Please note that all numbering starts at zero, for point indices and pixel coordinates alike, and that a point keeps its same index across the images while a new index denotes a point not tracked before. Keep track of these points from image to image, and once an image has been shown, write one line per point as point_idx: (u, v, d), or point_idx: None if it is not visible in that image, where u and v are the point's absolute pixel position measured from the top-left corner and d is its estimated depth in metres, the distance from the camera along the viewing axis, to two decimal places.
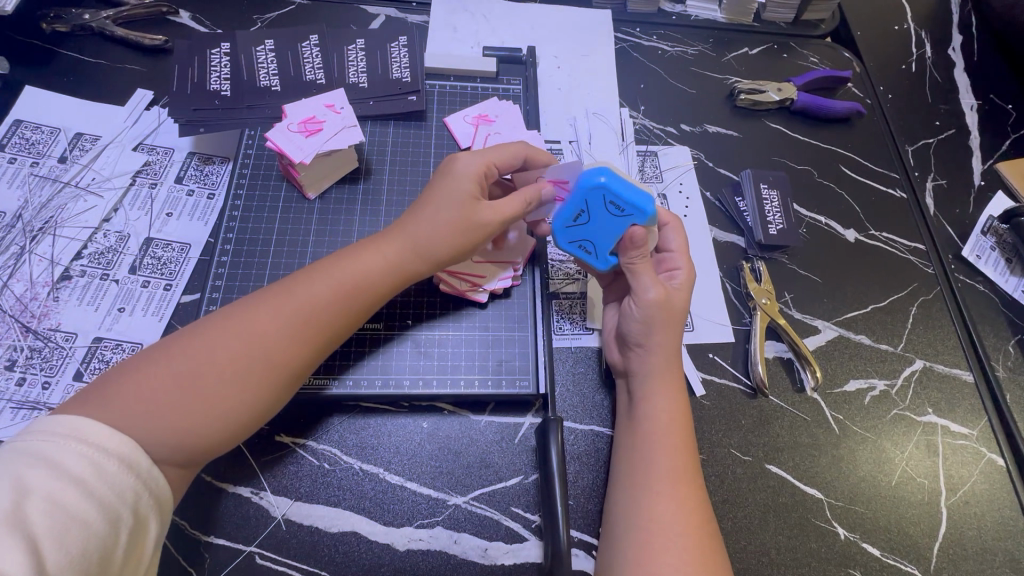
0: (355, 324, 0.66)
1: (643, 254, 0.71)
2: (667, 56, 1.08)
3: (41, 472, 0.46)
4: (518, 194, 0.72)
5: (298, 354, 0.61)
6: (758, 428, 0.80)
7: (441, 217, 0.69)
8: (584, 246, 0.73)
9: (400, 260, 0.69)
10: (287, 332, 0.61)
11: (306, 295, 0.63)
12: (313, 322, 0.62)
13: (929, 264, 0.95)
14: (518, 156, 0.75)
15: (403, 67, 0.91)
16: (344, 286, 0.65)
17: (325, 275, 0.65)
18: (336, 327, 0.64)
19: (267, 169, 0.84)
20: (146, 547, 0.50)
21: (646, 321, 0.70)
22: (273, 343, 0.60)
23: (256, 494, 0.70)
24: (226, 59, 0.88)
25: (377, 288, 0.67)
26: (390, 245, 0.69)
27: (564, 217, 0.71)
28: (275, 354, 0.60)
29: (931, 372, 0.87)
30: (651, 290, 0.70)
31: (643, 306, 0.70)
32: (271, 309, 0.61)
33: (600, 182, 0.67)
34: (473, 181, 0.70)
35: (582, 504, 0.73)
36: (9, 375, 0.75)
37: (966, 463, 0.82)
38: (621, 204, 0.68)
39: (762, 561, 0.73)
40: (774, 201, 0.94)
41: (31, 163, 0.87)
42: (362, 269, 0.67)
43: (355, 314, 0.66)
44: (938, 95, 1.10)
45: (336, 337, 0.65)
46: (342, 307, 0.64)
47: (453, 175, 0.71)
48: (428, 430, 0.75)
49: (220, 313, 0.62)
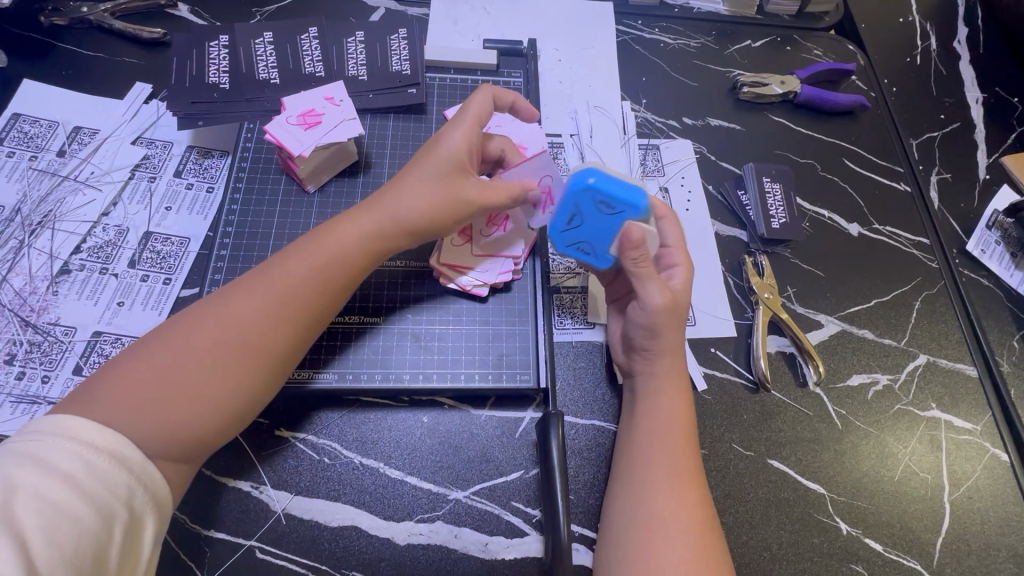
0: (338, 304, 0.66)
1: (645, 257, 0.68)
2: (669, 48, 1.07)
3: (32, 471, 0.46)
4: (508, 185, 0.72)
5: (279, 335, 0.61)
6: (760, 422, 0.80)
7: (428, 194, 0.69)
8: (582, 247, 0.72)
9: (380, 238, 0.68)
10: (264, 314, 0.60)
11: (282, 278, 0.63)
12: (291, 302, 0.62)
13: (933, 258, 0.94)
14: (488, 102, 0.75)
15: (403, 59, 0.91)
16: (328, 269, 0.65)
17: (302, 257, 0.65)
18: (318, 306, 0.64)
19: (267, 162, 0.84)
20: (142, 544, 0.50)
21: (653, 327, 0.69)
22: (252, 325, 0.60)
23: (256, 489, 0.70)
24: (224, 52, 0.88)
25: (356, 266, 0.67)
26: (367, 223, 0.68)
27: (557, 221, 0.71)
28: (256, 336, 0.59)
29: (935, 366, 0.86)
30: (655, 296, 0.69)
31: (649, 312, 0.69)
32: (246, 295, 0.61)
33: (588, 184, 0.66)
34: (456, 152, 0.70)
35: (583, 499, 0.73)
36: (9, 369, 0.74)
37: (970, 458, 0.81)
38: (613, 203, 0.67)
39: (764, 555, 0.73)
40: (776, 195, 0.93)
41: (30, 156, 0.87)
42: (339, 249, 0.66)
43: (336, 293, 0.65)
44: (942, 88, 1.09)
45: (320, 317, 0.64)
46: (327, 289, 0.64)
47: (439, 147, 0.71)
48: (428, 424, 0.75)
49: (197, 305, 0.61)
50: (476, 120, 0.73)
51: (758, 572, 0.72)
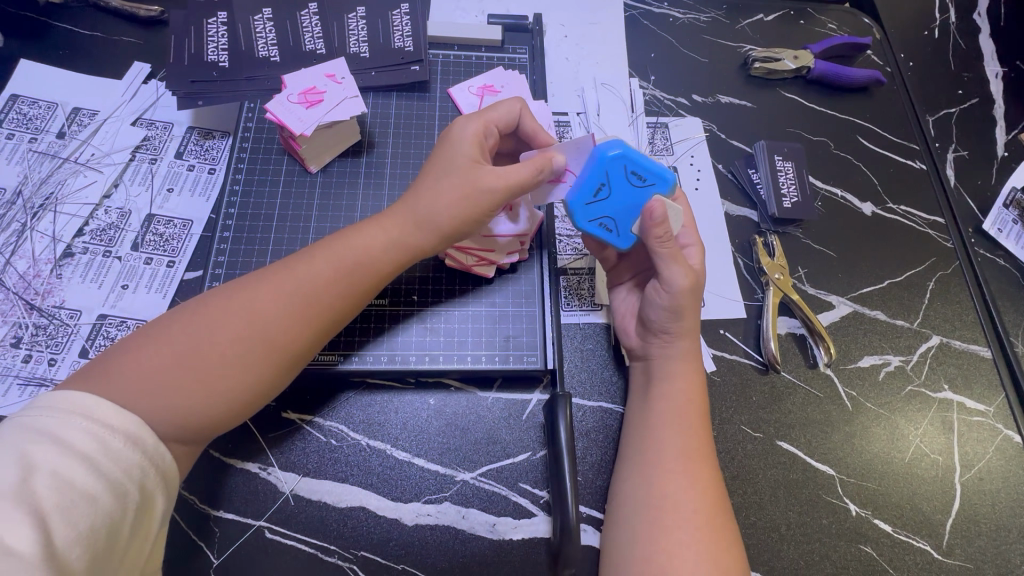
0: (358, 308, 0.65)
1: (670, 236, 0.67)
2: (679, 23, 1.04)
3: (48, 448, 0.46)
4: (528, 161, 0.67)
5: (300, 335, 0.60)
6: (769, 405, 0.79)
7: (443, 186, 0.66)
8: (605, 223, 0.70)
9: (400, 235, 0.67)
10: (288, 312, 0.59)
11: (307, 275, 0.62)
12: (314, 301, 0.61)
13: (948, 237, 0.92)
14: (515, 109, 0.73)
15: (405, 35, 0.88)
16: (346, 266, 0.64)
17: (327, 255, 0.64)
18: (338, 306, 0.63)
19: (268, 143, 0.82)
20: (153, 522, 0.50)
21: (675, 308, 0.68)
22: (275, 322, 0.59)
23: (264, 470, 0.70)
24: (223, 29, 0.85)
25: (375, 264, 0.65)
26: (389, 225, 0.67)
27: (582, 194, 0.69)
28: (275, 332, 0.58)
29: (948, 348, 0.85)
30: (681, 278, 0.67)
31: (671, 293, 0.67)
32: (272, 289, 0.60)
33: (619, 154, 0.66)
34: (471, 144, 0.68)
35: (591, 481, 0.73)
36: (15, 352, 0.74)
37: (981, 440, 0.80)
38: (643, 174, 0.68)
39: (772, 536, 0.73)
40: (788, 174, 0.91)
41: (30, 138, 0.86)
42: (362, 247, 0.65)
43: (359, 294, 0.64)
44: (961, 62, 1.06)
45: (339, 318, 0.63)
46: (345, 287, 0.63)
47: (451, 141, 0.69)
48: (435, 407, 0.74)
49: (216, 292, 0.61)
50: (491, 112, 0.71)
51: (766, 553, 0.72)
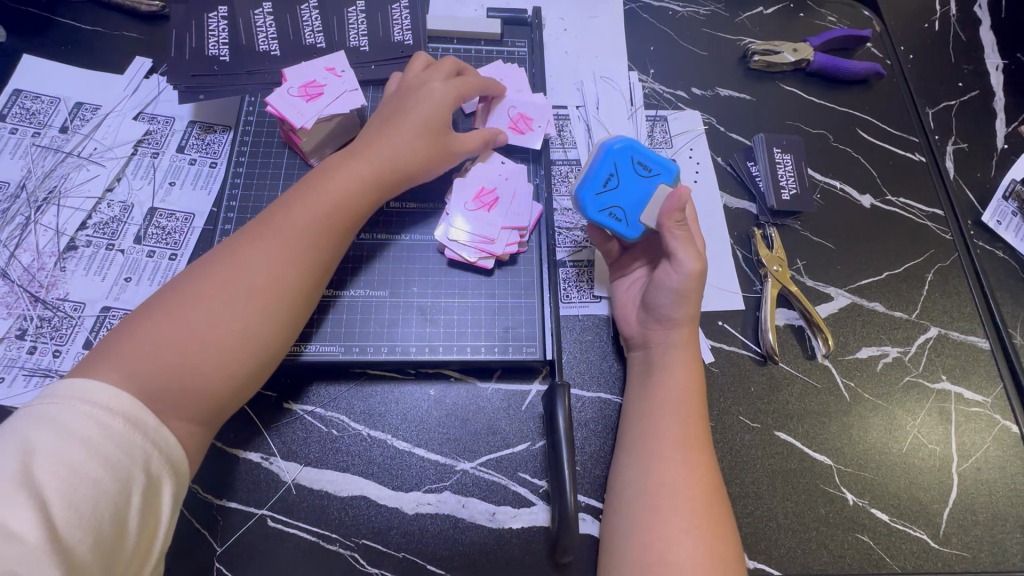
0: (342, 248, 0.68)
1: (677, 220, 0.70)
2: (678, 17, 1.04)
3: (49, 434, 0.46)
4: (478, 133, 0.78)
5: (288, 274, 0.62)
6: (767, 395, 0.79)
7: (415, 140, 0.72)
8: (614, 212, 0.72)
9: (378, 181, 0.70)
10: (274, 257, 0.62)
11: (288, 221, 0.64)
12: (300, 245, 0.64)
13: (947, 229, 0.93)
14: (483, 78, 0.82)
15: (405, 28, 0.88)
16: (325, 210, 0.66)
17: (302, 204, 0.66)
18: (322, 243, 0.65)
19: (269, 137, 0.83)
20: (161, 509, 0.50)
21: (680, 292, 0.69)
22: (262, 268, 0.61)
23: (267, 460, 0.71)
24: (224, 23, 0.85)
25: (355, 209, 0.69)
26: (364, 170, 0.70)
27: (592, 184, 0.72)
28: (263, 277, 0.61)
29: (946, 340, 0.85)
30: (690, 262, 0.68)
31: (680, 276, 0.68)
32: (254, 241, 0.63)
33: (626, 146, 0.72)
34: (447, 108, 0.75)
35: (590, 470, 0.73)
36: (20, 343, 0.75)
37: (978, 430, 0.80)
38: (648, 164, 0.72)
39: (770, 525, 0.73)
40: (787, 166, 0.91)
41: (33, 133, 0.87)
42: (342, 194, 0.68)
43: (341, 235, 0.67)
44: (962, 55, 1.06)
45: (325, 260, 0.66)
46: (328, 228, 0.66)
47: (427, 99, 0.74)
48: (435, 397, 0.75)
49: (199, 262, 0.62)
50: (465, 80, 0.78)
51: (763, 542, 0.73)
